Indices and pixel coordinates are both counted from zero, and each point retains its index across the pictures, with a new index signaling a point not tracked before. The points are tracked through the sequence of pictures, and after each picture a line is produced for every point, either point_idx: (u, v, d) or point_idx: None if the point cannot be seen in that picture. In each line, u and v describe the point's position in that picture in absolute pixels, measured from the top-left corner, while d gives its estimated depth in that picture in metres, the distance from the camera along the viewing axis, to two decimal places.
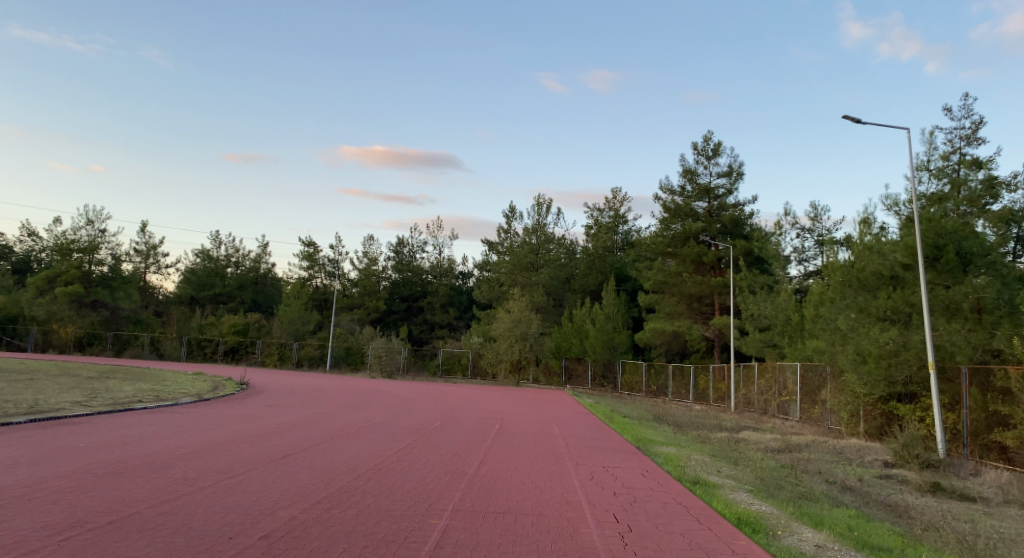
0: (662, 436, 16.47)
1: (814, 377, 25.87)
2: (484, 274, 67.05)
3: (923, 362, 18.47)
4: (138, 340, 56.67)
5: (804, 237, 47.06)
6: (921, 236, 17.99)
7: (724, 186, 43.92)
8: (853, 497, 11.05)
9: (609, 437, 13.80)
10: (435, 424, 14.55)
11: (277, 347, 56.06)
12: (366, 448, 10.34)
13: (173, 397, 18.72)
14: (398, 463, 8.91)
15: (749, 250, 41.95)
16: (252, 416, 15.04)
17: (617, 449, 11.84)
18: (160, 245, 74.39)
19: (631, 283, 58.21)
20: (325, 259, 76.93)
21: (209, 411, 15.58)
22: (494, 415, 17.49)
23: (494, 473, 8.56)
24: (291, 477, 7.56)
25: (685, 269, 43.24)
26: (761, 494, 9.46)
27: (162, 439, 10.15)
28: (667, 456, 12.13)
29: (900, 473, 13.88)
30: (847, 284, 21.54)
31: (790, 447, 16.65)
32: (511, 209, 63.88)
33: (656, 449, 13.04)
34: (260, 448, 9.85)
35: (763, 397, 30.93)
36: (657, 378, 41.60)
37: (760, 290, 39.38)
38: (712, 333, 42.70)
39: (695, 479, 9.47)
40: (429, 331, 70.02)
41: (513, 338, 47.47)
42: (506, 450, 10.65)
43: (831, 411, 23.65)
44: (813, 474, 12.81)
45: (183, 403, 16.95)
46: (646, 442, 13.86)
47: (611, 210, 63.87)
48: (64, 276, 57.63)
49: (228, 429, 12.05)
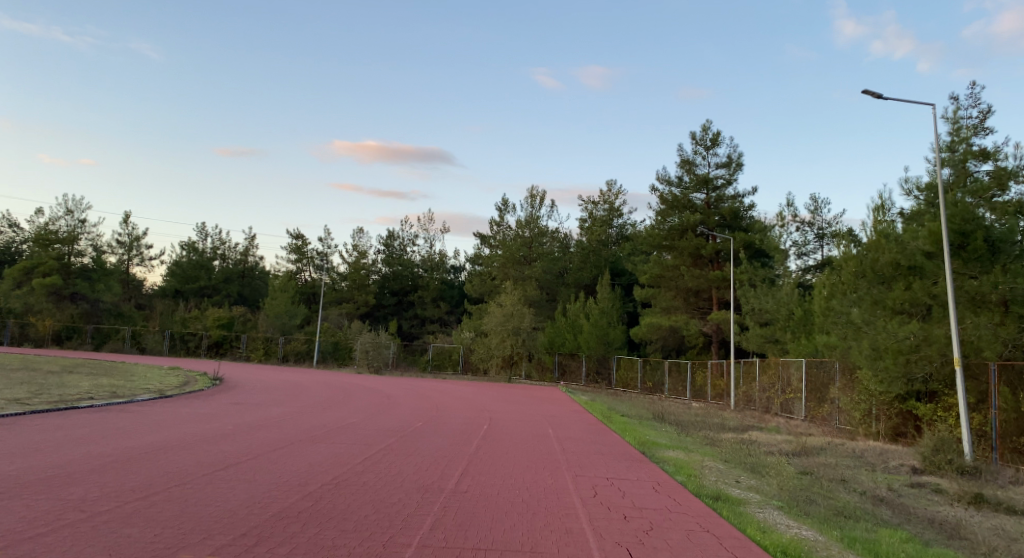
0: (665, 437, 15.04)
1: (822, 373, 24.54)
2: (475, 268, 65.51)
3: (946, 359, 17.07)
4: (118, 333, 54.97)
5: (804, 230, 45.71)
6: (947, 220, 16.59)
7: (724, 176, 42.42)
8: (891, 512, 9.66)
9: (609, 440, 12.37)
10: (417, 425, 13.08)
11: (263, 341, 54.08)
12: (329, 455, 8.82)
13: (130, 394, 17.07)
14: (364, 477, 7.43)
15: (749, 243, 40.50)
16: (215, 414, 13.53)
17: (622, 456, 10.34)
18: (144, 236, 72.49)
19: (626, 277, 56.64)
20: (313, 252, 75.25)
21: (165, 408, 14.03)
22: (482, 415, 16.01)
23: (477, 490, 7.05)
24: (221, 499, 6.03)
25: (683, 262, 41.94)
26: (793, 512, 8.09)
27: (88, 443, 8.62)
28: (677, 462, 10.69)
29: (932, 481, 12.49)
30: (861, 275, 20.03)
31: (806, 451, 15.19)
32: (503, 202, 62.37)
33: (663, 455, 11.57)
34: (204, 454, 8.33)
35: (765, 395, 29.64)
36: (653, 374, 40.22)
37: (761, 284, 37.95)
38: (710, 328, 41.40)
39: (715, 494, 8.04)
40: (419, 326, 68.44)
41: (506, 333, 45.96)
42: (495, 458, 9.20)
43: (840, 409, 22.30)
44: (840, 483, 11.36)
45: (140, 400, 15.38)
46: (650, 446, 12.39)
47: (606, 203, 62.44)
48: (42, 267, 55.69)
49: (178, 430, 10.54)
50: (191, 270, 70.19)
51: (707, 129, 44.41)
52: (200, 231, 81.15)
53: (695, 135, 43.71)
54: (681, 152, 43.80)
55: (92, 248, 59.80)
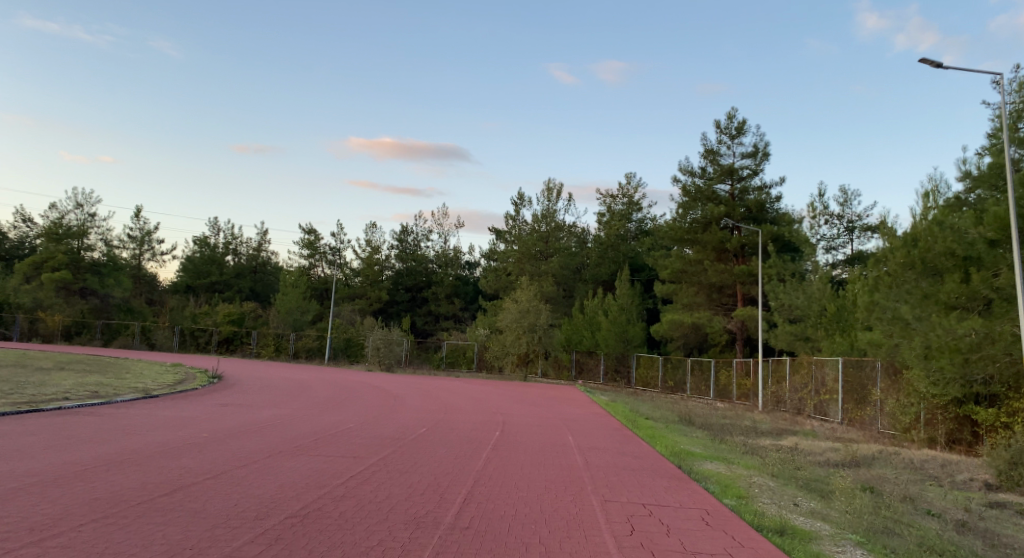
0: (699, 445, 13.50)
1: (864, 374, 22.79)
2: (490, 263, 64.01)
3: (1012, 359, 15.38)
4: (129, 329, 54.04)
5: (832, 224, 43.77)
6: (1014, 203, 14.88)
7: (749, 167, 40.51)
8: (983, 543, 8.04)
9: (639, 451, 10.86)
10: (421, 432, 11.66)
11: (274, 338, 53.06)
12: (306, 472, 7.36)
13: (115, 393, 15.76)
14: (342, 505, 5.98)
15: (777, 236, 38.68)
16: (198, 417, 12.16)
17: (656, 471, 8.83)
18: (156, 231, 71.71)
19: (646, 272, 54.66)
20: (326, 247, 74.14)
21: (141, 410, 12.62)
22: (495, 419, 14.59)
23: (482, 525, 5.57)
24: (139, 542, 4.56)
25: (707, 257, 40.29)
26: (877, 548, 6.54)
27: (21, 457, 7.23)
28: (720, 479, 9.14)
29: (1015, 500, 10.79)
30: (909, 267, 18.37)
31: (857, 460, 13.52)
32: (519, 196, 60.86)
33: (702, 469, 10.06)
34: (153, 470, 6.90)
35: (796, 396, 27.94)
36: (674, 373, 38.54)
37: (790, 279, 36.08)
38: (734, 325, 39.80)
39: (780, 526, 6.54)
40: (434, 322, 67.07)
41: (521, 330, 44.52)
42: (507, 476, 7.73)
43: (884, 413, 20.62)
44: (909, 503, 9.74)
45: (118, 401, 13.96)
46: (684, 457, 10.87)
47: (624, 197, 60.70)
48: (52, 261, 54.86)
49: (142, 437, 9.15)
50: (203, 265, 69.32)
51: (732, 118, 42.57)
52: (212, 226, 80.19)
53: (719, 124, 41.90)
54: (705, 141, 41.99)
55: (102, 242, 59.11)
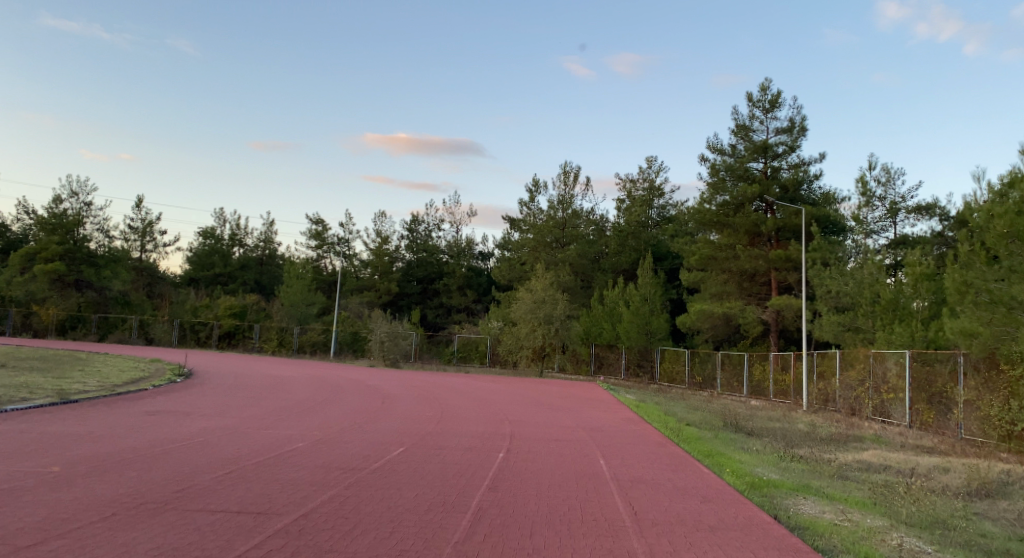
0: (774, 468, 9.98)
1: (939, 370, 19.30)
2: (504, 253, 60.41)
3: None
4: (126, 323, 51.48)
5: (873, 206, 39.85)
6: None
7: (785, 142, 36.53)
8: None
9: (702, 486, 7.44)
10: (394, 455, 8.34)
11: (277, 332, 50.22)
12: None
13: (25, 396, 12.57)
14: None
15: (819, 217, 34.83)
16: (94, 433, 8.90)
17: (749, 534, 5.46)
18: (158, 222, 68.99)
19: (670, 260, 50.86)
20: (334, 238, 70.93)
21: (23, 423, 9.30)
22: (499, 431, 11.29)
23: None
24: None
25: (739, 241, 36.63)
26: None
27: None
28: (849, 544, 5.69)
29: None
30: (1016, 238, 14.60)
31: (988, 486, 9.97)
32: (534, 182, 57.33)
33: (810, 518, 6.58)
34: None
35: (848, 395, 24.41)
36: (701, 368, 35.03)
37: (835, 263, 32.30)
38: (769, 316, 36.27)
39: None
40: (446, 315, 63.90)
41: (537, 322, 39.66)
42: None
43: (973, 416, 17.10)
44: None
45: (11, 407, 10.78)
46: (772, 495, 7.43)
47: (645, 181, 56.77)
48: (46, 252, 51.71)
49: None
50: (207, 258, 66.80)
51: (765, 89, 38.78)
52: (217, 217, 77.55)
53: (752, 97, 38.05)
54: (736, 115, 38.17)
55: (99, 232, 56.00)
